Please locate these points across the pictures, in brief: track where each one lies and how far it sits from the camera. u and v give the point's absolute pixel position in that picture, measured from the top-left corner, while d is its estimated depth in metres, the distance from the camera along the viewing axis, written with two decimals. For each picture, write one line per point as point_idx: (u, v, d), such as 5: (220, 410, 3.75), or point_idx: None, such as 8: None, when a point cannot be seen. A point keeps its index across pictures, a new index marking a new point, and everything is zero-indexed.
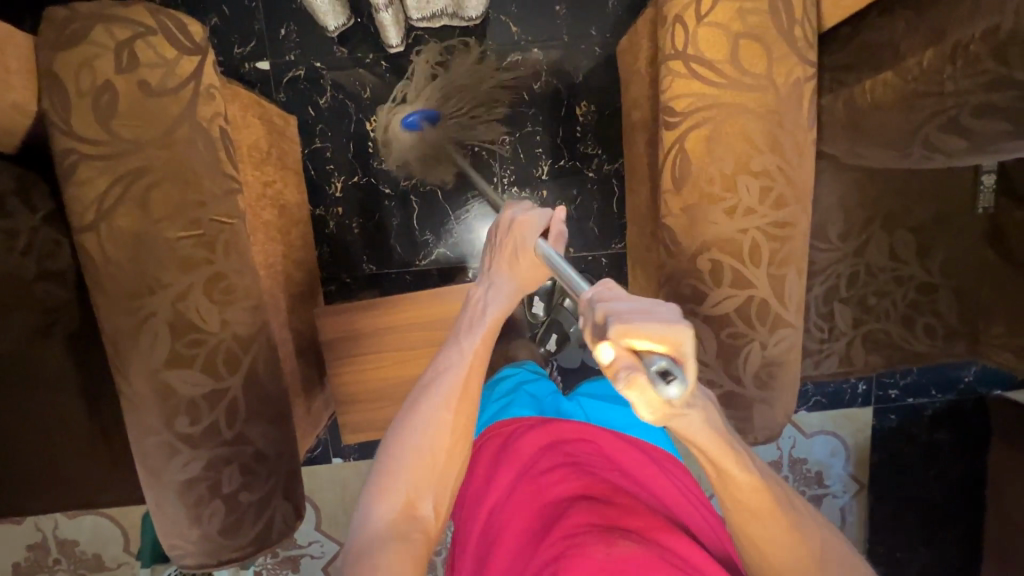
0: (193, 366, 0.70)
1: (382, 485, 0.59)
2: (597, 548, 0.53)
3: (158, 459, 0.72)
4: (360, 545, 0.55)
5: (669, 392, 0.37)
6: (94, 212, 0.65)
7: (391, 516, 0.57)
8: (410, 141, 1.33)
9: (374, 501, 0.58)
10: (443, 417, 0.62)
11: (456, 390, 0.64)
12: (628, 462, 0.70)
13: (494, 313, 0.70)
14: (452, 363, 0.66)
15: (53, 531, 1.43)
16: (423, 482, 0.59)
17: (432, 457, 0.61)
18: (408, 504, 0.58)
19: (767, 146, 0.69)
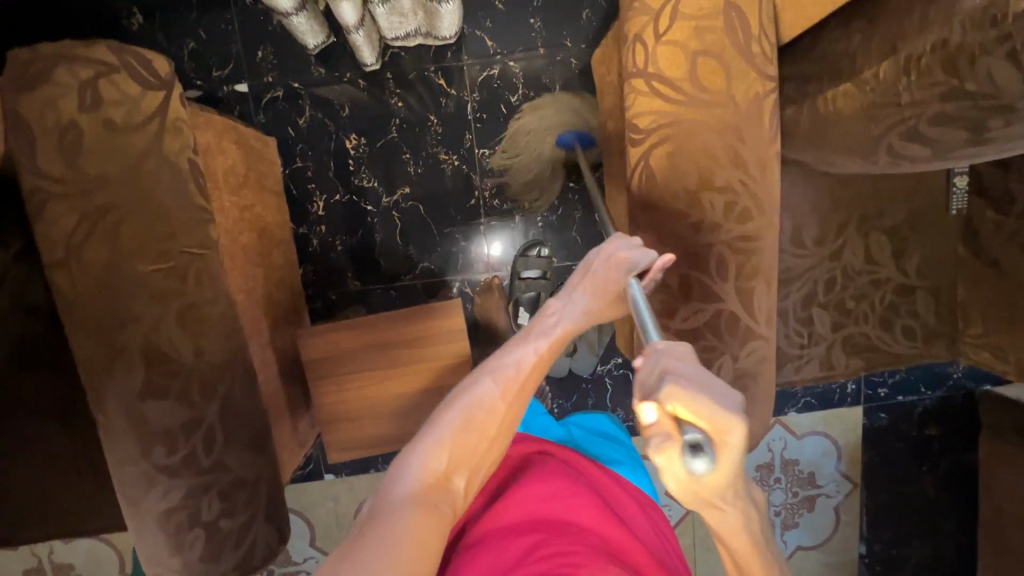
0: (168, 397, 0.71)
1: (426, 450, 0.57)
2: (588, 571, 0.51)
3: (136, 489, 0.73)
4: (384, 503, 0.53)
5: (694, 465, 0.36)
6: (63, 248, 0.66)
7: (423, 481, 0.55)
8: (391, 157, 1.34)
9: (410, 461, 0.56)
10: (496, 404, 0.62)
11: (515, 387, 0.63)
12: (613, 496, 0.70)
13: (566, 327, 0.68)
14: (519, 358, 0.65)
15: (48, 555, 1.44)
16: (461, 461, 0.59)
17: (475, 439, 0.60)
18: (443, 477, 0.57)
19: (729, 161, 0.70)
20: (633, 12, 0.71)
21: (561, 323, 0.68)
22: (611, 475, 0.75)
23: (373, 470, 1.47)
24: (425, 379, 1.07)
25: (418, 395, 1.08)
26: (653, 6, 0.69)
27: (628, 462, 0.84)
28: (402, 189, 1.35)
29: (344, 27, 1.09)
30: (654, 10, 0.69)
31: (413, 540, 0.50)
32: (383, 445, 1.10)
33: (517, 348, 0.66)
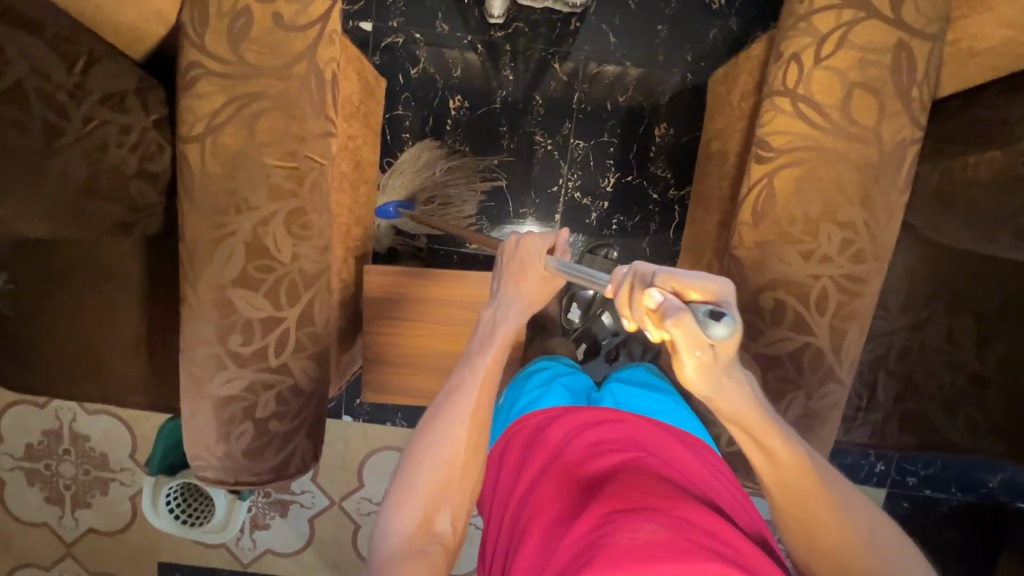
0: (258, 289, 0.73)
1: (402, 503, 0.63)
2: (628, 530, 0.56)
3: (204, 370, 0.75)
4: (382, 558, 0.60)
5: (716, 329, 0.43)
6: (204, 125, 0.68)
7: (407, 531, 0.61)
8: (487, 126, 1.35)
9: (391, 518, 0.62)
10: (457, 435, 0.67)
11: (474, 411, 0.68)
12: (654, 438, 0.72)
13: (505, 332, 0.74)
14: (470, 381, 0.71)
15: (70, 423, 1.49)
16: (439, 502, 0.64)
17: (447, 473, 0.65)
18: (426, 519, 0.62)
19: (858, 199, 0.70)
20: (796, 32, 0.69)
21: (497, 332, 0.74)
22: (657, 424, 0.75)
23: (390, 423, 1.49)
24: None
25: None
26: (821, 29, 0.68)
27: (673, 410, 0.81)
28: (489, 159, 1.36)
29: None
30: (820, 33, 0.68)
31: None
32: (422, 400, 1.11)
33: (467, 374, 0.72)
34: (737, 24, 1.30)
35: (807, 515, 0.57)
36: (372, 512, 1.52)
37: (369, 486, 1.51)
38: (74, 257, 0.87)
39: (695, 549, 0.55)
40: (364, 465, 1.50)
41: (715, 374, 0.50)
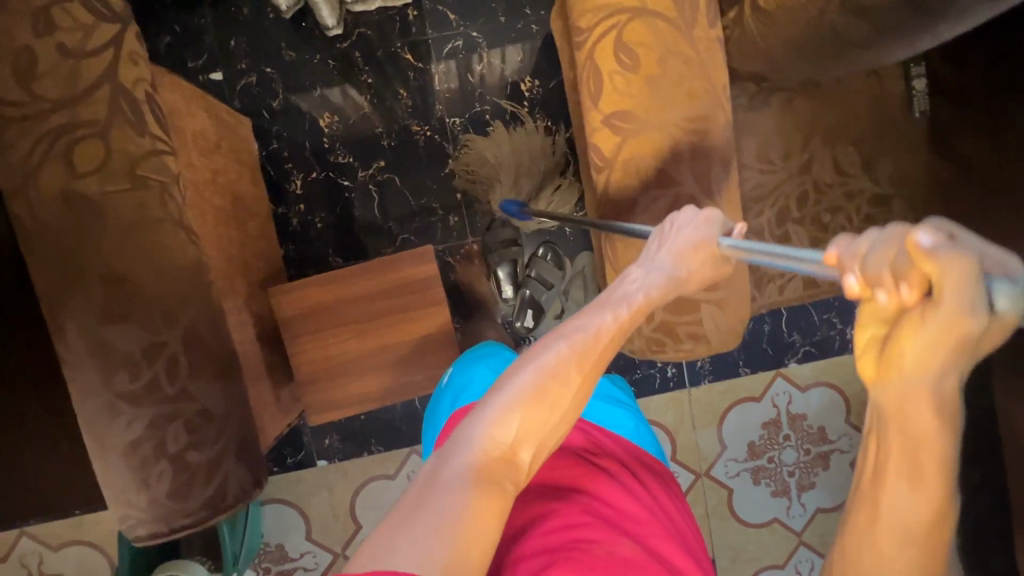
0: (129, 320, 0.71)
1: (493, 415, 0.51)
2: (597, 545, 0.58)
3: (100, 421, 0.71)
4: (443, 471, 0.48)
5: (998, 297, 0.31)
6: (20, 173, 0.67)
7: (485, 453, 0.50)
8: (364, 133, 1.37)
9: (474, 427, 0.51)
10: (571, 375, 0.55)
11: (594, 354, 0.56)
12: (634, 459, 0.76)
13: (645, 294, 0.62)
14: (595, 322, 0.58)
15: (37, 567, 1.39)
16: (531, 434, 0.52)
17: (546, 409, 0.53)
18: (511, 449, 0.51)
19: (668, 46, 0.72)
20: None
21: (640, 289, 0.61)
22: (620, 440, 0.79)
23: (368, 453, 1.44)
24: (409, 331, 1.06)
25: (401, 347, 1.07)
26: None
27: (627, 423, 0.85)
28: (376, 163, 1.37)
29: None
30: None
31: (479, 513, 0.45)
32: (370, 404, 1.08)
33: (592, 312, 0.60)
34: None
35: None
36: None
37: (368, 525, 1.44)
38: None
39: (658, 572, 0.58)
40: (355, 505, 1.44)
41: (959, 363, 0.33)
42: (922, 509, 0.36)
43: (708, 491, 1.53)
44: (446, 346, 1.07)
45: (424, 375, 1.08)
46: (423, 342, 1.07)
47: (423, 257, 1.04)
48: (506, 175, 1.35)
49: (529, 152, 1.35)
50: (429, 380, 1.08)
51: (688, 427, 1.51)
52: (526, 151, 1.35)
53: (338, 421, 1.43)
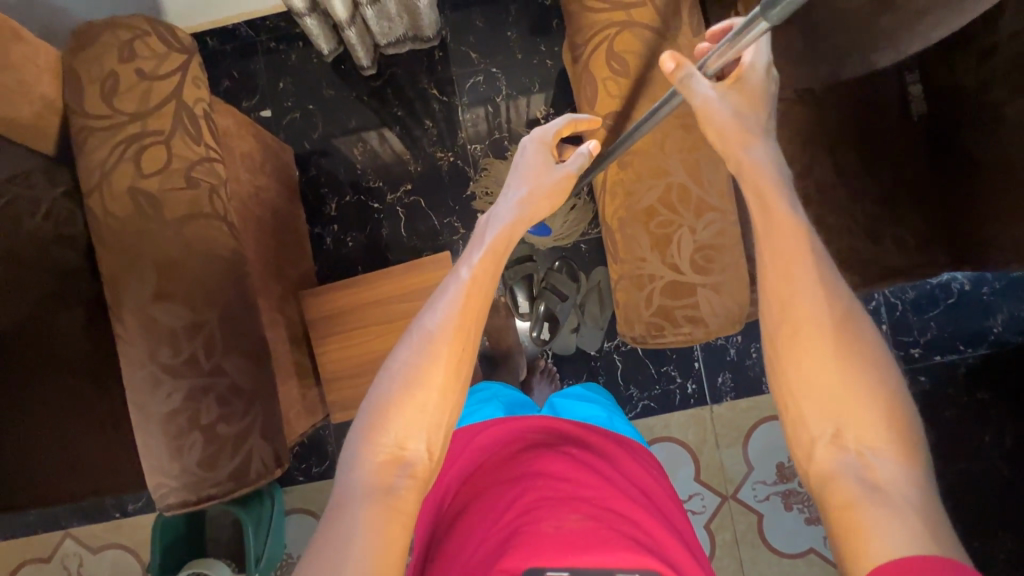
0: (175, 301, 0.80)
1: (372, 423, 0.57)
2: (549, 520, 0.61)
3: (145, 392, 0.79)
4: (344, 493, 0.55)
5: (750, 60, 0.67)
6: (99, 173, 0.80)
7: (377, 462, 0.56)
8: (394, 159, 1.49)
9: (361, 443, 0.57)
10: (437, 352, 0.59)
11: (456, 319, 0.61)
12: (590, 439, 0.79)
13: (495, 236, 0.69)
14: (450, 289, 0.63)
15: (77, 569, 1.46)
16: (411, 424, 0.57)
17: (421, 395, 0.57)
18: (398, 445, 0.56)
19: (652, 55, 0.81)
20: None
21: (487, 234, 0.68)
22: (592, 429, 0.82)
23: None
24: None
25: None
26: None
27: (606, 417, 0.89)
28: (403, 186, 1.49)
29: (339, 27, 1.24)
30: None
31: (376, 523, 0.52)
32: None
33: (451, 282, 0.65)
34: None
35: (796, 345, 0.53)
36: None
37: None
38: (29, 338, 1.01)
39: (614, 533, 0.60)
40: None
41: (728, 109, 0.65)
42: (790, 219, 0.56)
43: (737, 515, 1.47)
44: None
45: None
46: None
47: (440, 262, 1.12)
48: None
49: None
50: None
51: (712, 446, 1.48)
52: None
53: None
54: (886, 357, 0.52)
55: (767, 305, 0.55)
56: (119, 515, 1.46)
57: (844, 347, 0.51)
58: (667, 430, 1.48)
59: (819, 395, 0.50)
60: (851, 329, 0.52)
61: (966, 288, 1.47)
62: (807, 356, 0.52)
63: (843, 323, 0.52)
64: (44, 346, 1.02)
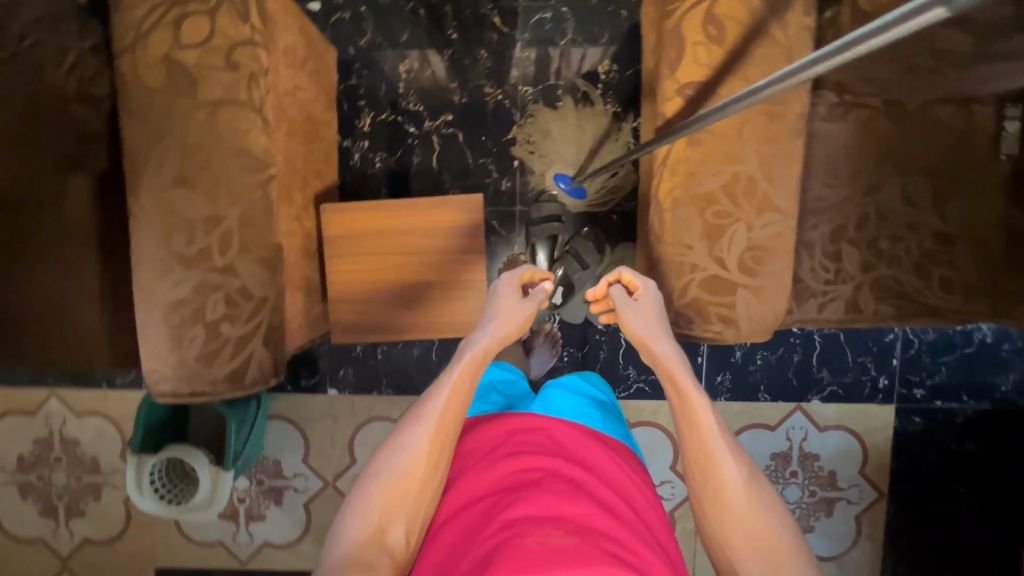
0: (196, 188, 0.75)
1: (360, 511, 0.72)
2: (532, 536, 0.59)
3: (152, 276, 0.76)
4: (333, 562, 0.69)
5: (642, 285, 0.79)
6: (134, 33, 0.73)
7: (363, 538, 0.70)
8: (439, 84, 1.40)
9: (348, 523, 0.71)
10: (419, 448, 0.74)
11: (435, 426, 0.76)
12: (578, 448, 0.77)
13: (476, 349, 0.83)
14: (433, 400, 0.78)
15: (59, 428, 1.49)
16: (392, 515, 0.71)
17: (403, 487, 0.72)
18: (379, 530, 0.70)
19: (754, 28, 0.74)
20: None
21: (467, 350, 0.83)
22: (577, 430, 0.81)
23: (376, 392, 1.47)
24: (444, 272, 1.09)
25: (433, 286, 1.10)
26: None
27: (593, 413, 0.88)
28: (444, 116, 1.41)
29: None
30: None
31: None
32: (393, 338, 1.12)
33: (432, 394, 0.79)
34: None
35: (717, 499, 0.68)
36: None
37: (362, 462, 1.49)
38: (38, 196, 0.97)
39: (596, 553, 0.57)
40: (354, 441, 1.49)
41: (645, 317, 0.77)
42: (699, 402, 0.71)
43: None
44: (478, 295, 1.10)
45: (449, 319, 1.11)
46: (456, 287, 1.10)
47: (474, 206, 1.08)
48: (566, 152, 1.39)
49: (589, 130, 1.38)
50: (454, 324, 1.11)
51: None
52: (587, 127, 1.38)
53: (355, 355, 1.47)
54: (780, 503, 0.69)
55: (688, 467, 0.71)
56: (106, 387, 1.48)
57: (750, 500, 0.67)
58: (655, 416, 1.48)
59: (738, 537, 0.66)
60: (755, 485, 0.68)
61: (987, 341, 1.44)
62: (723, 509, 0.67)
63: (747, 478, 0.69)
64: (52, 207, 0.98)
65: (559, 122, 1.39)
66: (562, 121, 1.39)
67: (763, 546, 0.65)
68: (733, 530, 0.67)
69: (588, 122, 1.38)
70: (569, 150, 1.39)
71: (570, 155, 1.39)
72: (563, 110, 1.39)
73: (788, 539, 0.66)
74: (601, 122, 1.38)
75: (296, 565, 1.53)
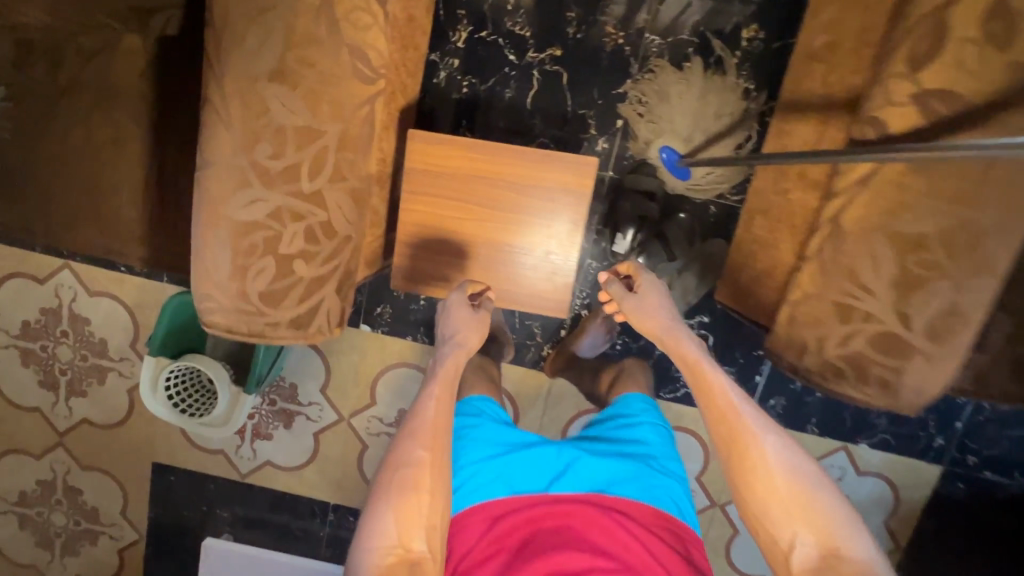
0: (296, 89, 0.60)
1: (380, 531, 0.75)
2: None
3: (223, 186, 0.62)
4: None
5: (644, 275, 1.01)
6: None
7: (388, 560, 0.73)
8: (554, 9, 1.19)
9: (370, 548, 0.74)
10: (422, 456, 0.79)
11: (429, 435, 0.81)
12: (604, 539, 0.80)
13: (447, 365, 0.89)
14: (420, 414, 0.83)
15: (69, 303, 1.39)
16: (409, 530, 0.75)
17: (416, 500, 0.77)
18: (403, 544, 0.74)
19: None
20: None
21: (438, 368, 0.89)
22: (591, 510, 0.83)
23: (411, 338, 1.37)
24: (531, 237, 0.99)
25: (515, 249, 1.00)
26: None
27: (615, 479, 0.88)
28: (551, 50, 1.21)
29: None
30: None
31: None
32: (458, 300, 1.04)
33: (417, 409, 0.84)
34: None
35: (750, 468, 0.80)
36: (380, 432, 1.43)
37: (381, 405, 1.42)
38: None
39: None
40: (378, 382, 1.40)
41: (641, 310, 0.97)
42: (717, 385, 0.86)
43: (715, 523, 1.45)
44: (563, 270, 1.00)
45: (524, 290, 1.02)
46: (540, 256, 1.00)
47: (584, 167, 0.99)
48: (681, 125, 1.21)
49: (713, 106, 1.20)
50: (529, 298, 1.02)
51: None
52: (713, 102, 1.20)
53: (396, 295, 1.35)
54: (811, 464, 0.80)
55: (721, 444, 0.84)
56: (125, 270, 1.36)
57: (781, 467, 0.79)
58: (694, 424, 1.40)
59: (774, 499, 0.78)
60: (786, 449, 0.81)
61: None
62: (760, 476, 0.79)
63: (779, 441, 0.81)
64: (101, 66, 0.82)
65: (682, 88, 1.20)
66: (685, 86, 1.20)
67: (801, 504, 0.77)
68: (774, 492, 0.78)
69: (714, 96, 1.20)
70: (684, 123, 1.21)
71: (685, 130, 1.21)
72: (689, 74, 1.20)
73: (824, 493, 0.78)
74: (729, 97, 1.20)
75: (294, 489, 1.49)
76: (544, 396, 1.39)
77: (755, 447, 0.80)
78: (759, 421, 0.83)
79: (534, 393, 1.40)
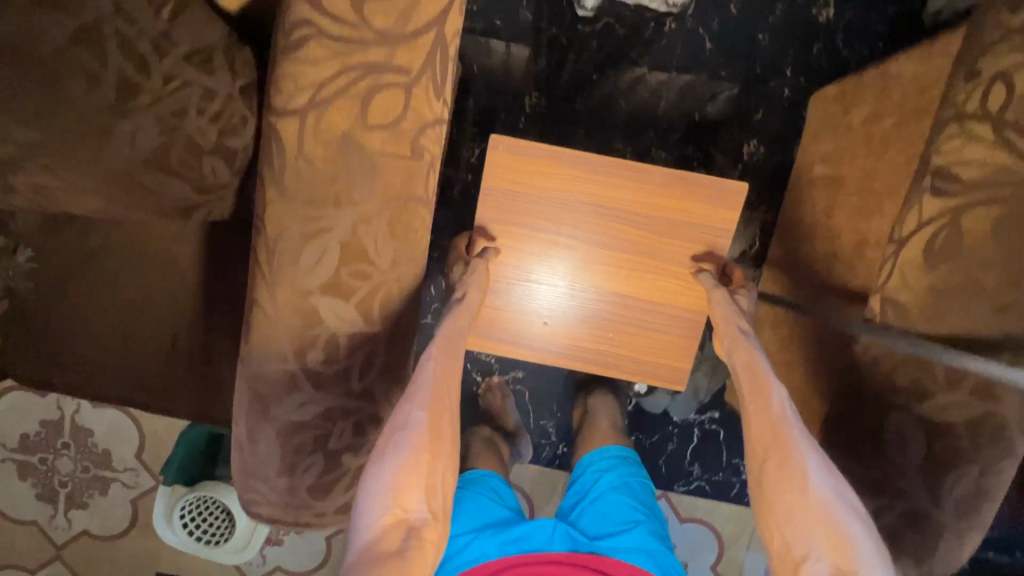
0: (347, 299, 0.63)
1: (378, 492, 0.64)
2: None
3: (272, 391, 0.66)
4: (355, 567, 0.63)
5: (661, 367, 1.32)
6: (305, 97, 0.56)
7: (383, 523, 0.63)
8: (565, 128, 1.24)
9: (369, 507, 0.64)
10: (421, 419, 0.67)
11: (436, 400, 0.68)
12: None
13: (453, 326, 0.78)
14: (425, 377, 0.70)
15: (72, 414, 1.37)
16: (409, 492, 0.64)
17: (418, 463, 0.65)
18: (400, 510, 0.64)
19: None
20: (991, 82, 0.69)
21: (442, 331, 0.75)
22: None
23: None
24: (643, 289, 0.97)
25: (622, 300, 0.98)
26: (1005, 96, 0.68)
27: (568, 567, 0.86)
28: None
29: None
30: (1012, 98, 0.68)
31: None
32: (549, 361, 1.02)
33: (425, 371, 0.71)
34: (842, 40, 1.19)
35: (779, 459, 0.67)
36: None
37: None
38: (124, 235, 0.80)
39: None
40: None
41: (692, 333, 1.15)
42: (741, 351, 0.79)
43: None
44: (680, 325, 0.99)
45: (632, 347, 1.01)
46: (656, 310, 0.98)
47: (684, 194, 0.93)
48: None
49: None
50: (618, 337, 1.00)
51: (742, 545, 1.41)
52: None
53: None
54: (814, 464, 0.66)
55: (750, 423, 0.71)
56: None
57: (795, 458, 0.66)
58: (706, 517, 1.40)
59: (791, 496, 0.65)
60: (789, 448, 0.67)
61: None
62: (783, 469, 0.66)
63: (783, 440, 0.68)
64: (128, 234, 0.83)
65: None
66: None
67: (818, 510, 0.63)
68: (788, 484, 0.65)
69: None
70: None
71: None
72: None
73: (834, 498, 0.64)
74: None
75: None
76: (558, 492, 1.39)
77: (793, 460, 0.66)
78: (807, 440, 0.69)
79: (548, 491, 1.40)
